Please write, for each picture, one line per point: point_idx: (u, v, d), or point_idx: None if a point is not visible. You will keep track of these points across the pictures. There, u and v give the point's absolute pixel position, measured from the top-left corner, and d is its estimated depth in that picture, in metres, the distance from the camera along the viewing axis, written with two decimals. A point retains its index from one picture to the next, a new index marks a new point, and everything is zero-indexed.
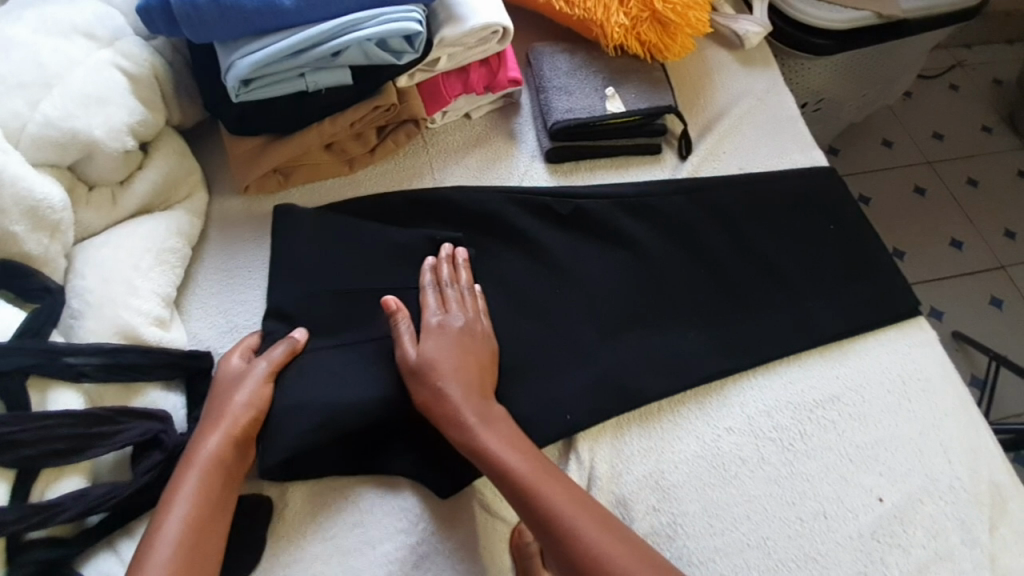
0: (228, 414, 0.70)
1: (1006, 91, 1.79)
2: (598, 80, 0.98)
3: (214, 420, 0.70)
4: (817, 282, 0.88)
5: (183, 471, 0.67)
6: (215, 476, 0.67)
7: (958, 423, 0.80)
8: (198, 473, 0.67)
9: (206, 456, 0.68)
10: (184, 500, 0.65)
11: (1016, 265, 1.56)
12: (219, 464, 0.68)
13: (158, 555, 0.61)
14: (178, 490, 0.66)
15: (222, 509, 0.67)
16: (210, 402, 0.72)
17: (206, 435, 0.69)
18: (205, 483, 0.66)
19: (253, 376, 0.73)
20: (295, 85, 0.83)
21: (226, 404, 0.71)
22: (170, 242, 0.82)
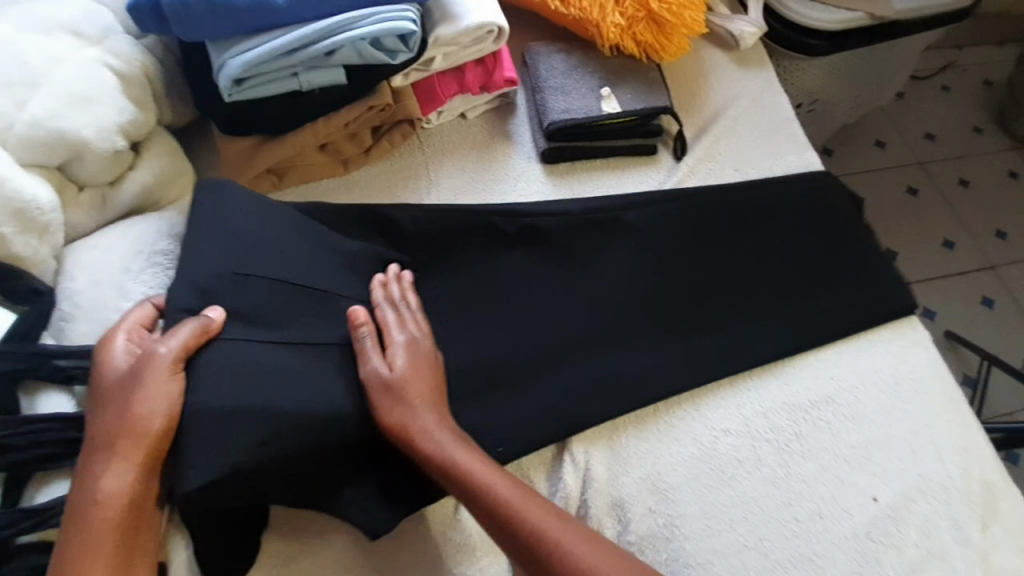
0: (131, 416, 0.62)
1: (997, 91, 1.80)
2: (594, 80, 0.97)
3: (117, 425, 0.61)
4: (813, 282, 0.88)
5: (79, 499, 0.60)
6: (125, 496, 0.60)
7: (951, 423, 0.81)
8: (103, 498, 0.60)
9: (107, 475, 0.60)
10: (89, 532, 0.59)
11: (1006, 265, 1.57)
12: (128, 483, 0.61)
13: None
14: (82, 521, 0.59)
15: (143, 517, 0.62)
16: (105, 406, 0.63)
17: (109, 445, 0.61)
18: (113, 508, 0.59)
19: (155, 370, 0.63)
20: (288, 85, 0.82)
21: (128, 405, 0.62)
22: (160, 243, 0.79)
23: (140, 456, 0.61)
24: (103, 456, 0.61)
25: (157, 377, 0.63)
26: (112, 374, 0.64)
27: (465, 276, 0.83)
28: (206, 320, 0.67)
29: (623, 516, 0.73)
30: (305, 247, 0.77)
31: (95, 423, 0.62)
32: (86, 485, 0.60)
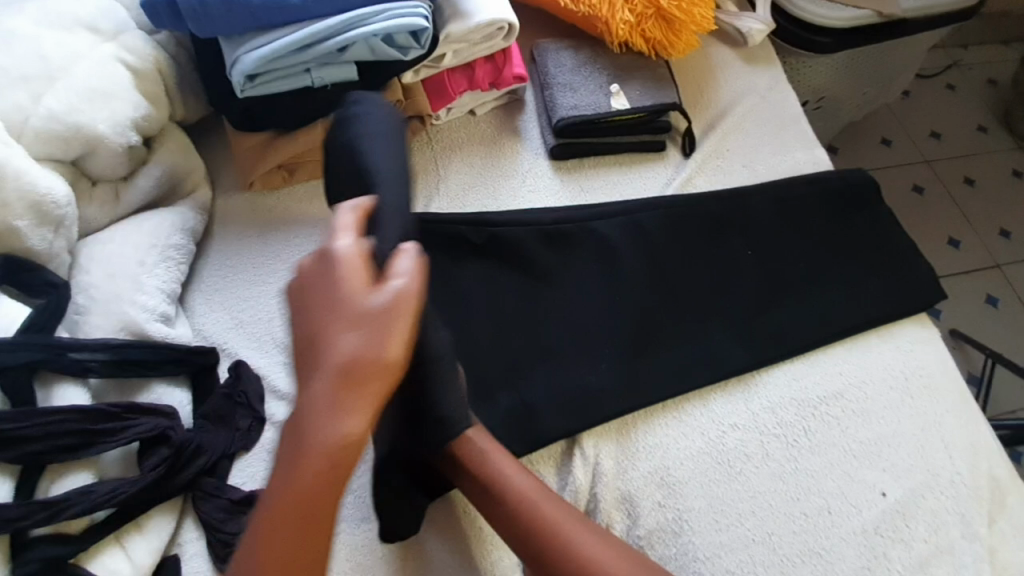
0: (371, 378, 0.50)
1: (1002, 91, 1.80)
2: (603, 77, 0.98)
3: (320, 393, 0.50)
4: (821, 278, 0.89)
5: (284, 447, 0.52)
6: (310, 459, 0.50)
7: (958, 418, 0.81)
8: (304, 457, 0.50)
9: (341, 428, 0.50)
10: (284, 491, 0.51)
11: (1011, 264, 1.58)
12: (307, 441, 0.50)
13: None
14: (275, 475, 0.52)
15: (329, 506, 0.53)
16: (340, 340, 0.50)
17: (346, 415, 0.50)
18: (301, 470, 0.50)
19: (360, 305, 0.51)
20: (300, 81, 0.82)
21: (375, 365, 0.50)
22: (174, 237, 0.81)
23: (324, 414, 0.50)
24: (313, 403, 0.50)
25: (376, 317, 0.51)
26: (332, 300, 0.52)
27: (476, 271, 0.83)
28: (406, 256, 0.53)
29: (632, 510, 0.74)
30: None
31: (325, 361, 0.50)
32: (291, 435, 0.51)
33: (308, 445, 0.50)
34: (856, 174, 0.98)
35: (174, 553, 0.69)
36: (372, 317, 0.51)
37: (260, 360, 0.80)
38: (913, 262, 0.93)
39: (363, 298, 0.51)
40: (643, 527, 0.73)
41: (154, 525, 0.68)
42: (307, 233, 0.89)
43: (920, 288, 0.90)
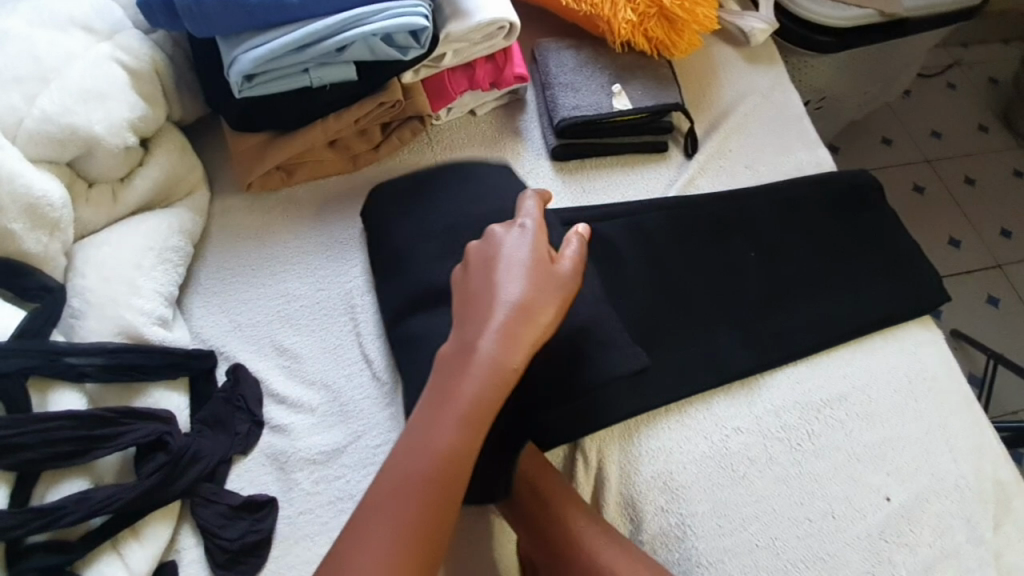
0: (542, 327, 0.63)
1: (1003, 90, 1.80)
2: (604, 76, 0.97)
3: (510, 332, 0.61)
4: (825, 280, 0.88)
5: (458, 373, 0.60)
6: (483, 381, 0.60)
7: (963, 421, 0.80)
8: (479, 379, 0.60)
9: (507, 357, 0.61)
10: (460, 411, 0.59)
11: (1013, 264, 1.57)
12: (488, 367, 0.60)
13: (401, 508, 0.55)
14: (449, 399, 0.59)
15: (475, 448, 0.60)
16: (516, 285, 0.63)
17: (513, 351, 0.61)
18: (479, 392, 0.60)
19: (546, 268, 0.66)
20: (299, 81, 0.82)
21: (546, 317, 0.63)
22: (172, 240, 0.80)
23: (507, 346, 0.61)
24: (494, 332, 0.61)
25: (556, 275, 0.66)
26: (505, 257, 0.65)
27: None
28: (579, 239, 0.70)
29: (634, 514, 0.74)
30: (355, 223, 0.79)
31: (507, 301, 0.62)
32: (464, 360, 0.61)
33: (488, 370, 0.60)
34: (859, 174, 0.97)
35: (172, 560, 0.68)
36: (551, 274, 0.66)
37: (259, 362, 0.79)
38: (916, 264, 0.92)
39: (560, 269, 0.66)
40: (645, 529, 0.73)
41: (151, 532, 0.67)
42: (309, 233, 0.89)
43: (924, 290, 0.89)
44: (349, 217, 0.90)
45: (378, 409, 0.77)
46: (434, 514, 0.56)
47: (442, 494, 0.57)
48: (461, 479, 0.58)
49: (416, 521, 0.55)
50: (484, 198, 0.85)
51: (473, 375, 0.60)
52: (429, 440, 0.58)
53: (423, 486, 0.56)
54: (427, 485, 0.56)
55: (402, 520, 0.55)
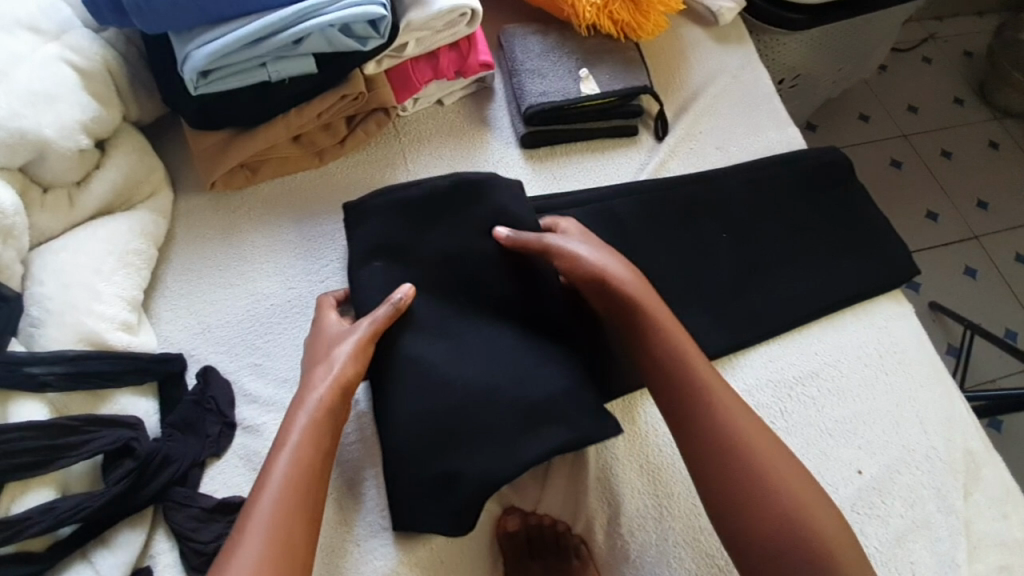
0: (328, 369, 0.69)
1: (977, 63, 1.81)
2: (571, 61, 0.96)
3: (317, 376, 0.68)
4: (796, 260, 0.88)
5: (286, 439, 0.64)
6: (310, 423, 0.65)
7: (933, 393, 0.81)
8: (317, 436, 0.65)
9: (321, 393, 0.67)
10: (290, 456, 0.63)
11: (988, 235, 1.59)
12: (320, 424, 0.65)
13: (238, 567, 0.56)
14: (273, 464, 0.62)
15: (310, 503, 0.61)
16: (343, 342, 0.70)
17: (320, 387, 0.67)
18: (304, 450, 0.63)
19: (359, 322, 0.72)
20: (257, 76, 0.80)
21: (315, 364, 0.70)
22: (134, 243, 0.79)
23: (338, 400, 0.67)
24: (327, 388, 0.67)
25: (365, 325, 0.71)
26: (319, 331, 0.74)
27: None
28: (403, 296, 0.72)
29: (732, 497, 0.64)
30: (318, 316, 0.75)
31: (331, 365, 0.68)
32: (293, 422, 0.65)
33: (320, 418, 0.66)
34: (830, 152, 0.97)
35: (147, 565, 0.67)
36: (370, 331, 0.71)
37: (230, 364, 0.78)
38: (887, 240, 0.92)
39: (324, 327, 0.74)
40: (632, 277, 0.74)
41: (122, 538, 0.66)
42: (277, 232, 0.88)
43: (894, 266, 0.90)
44: (320, 215, 0.89)
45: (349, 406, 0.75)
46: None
47: (287, 559, 0.58)
48: (300, 538, 0.59)
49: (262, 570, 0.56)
50: (466, 185, 0.82)
51: (302, 428, 0.65)
52: (262, 496, 0.60)
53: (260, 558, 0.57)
54: (270, 559, 0.57)
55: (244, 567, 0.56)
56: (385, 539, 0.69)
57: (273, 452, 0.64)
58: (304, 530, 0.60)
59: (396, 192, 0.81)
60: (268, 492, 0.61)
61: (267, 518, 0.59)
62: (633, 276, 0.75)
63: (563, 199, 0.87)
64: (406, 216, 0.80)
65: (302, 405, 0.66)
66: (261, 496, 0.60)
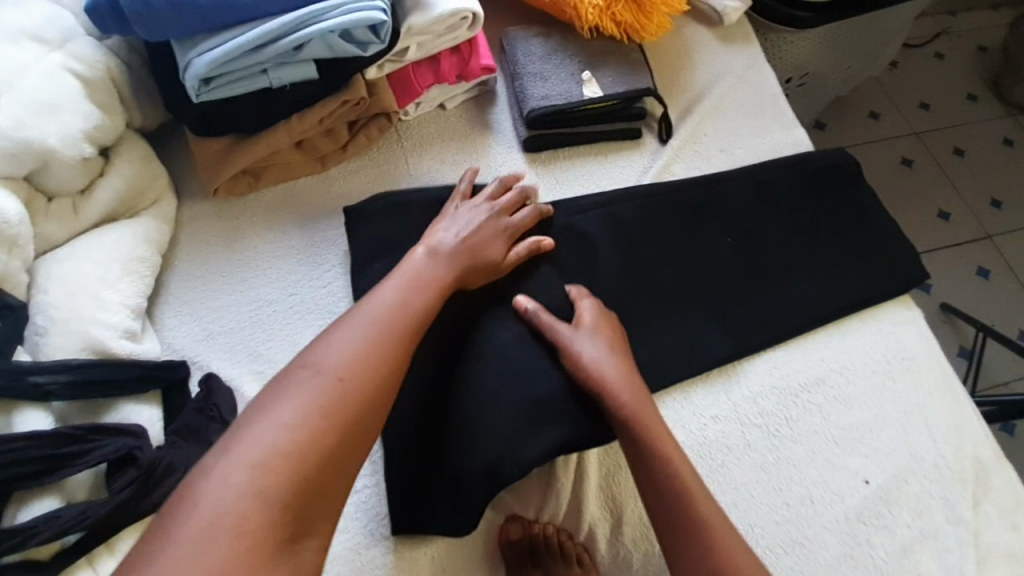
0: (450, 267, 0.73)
1: (991, 57, 1.77)
2: (574, 63, 0.95)
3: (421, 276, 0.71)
4: (802, 265, 0.87)
5: (359, 322, 0.65)
6: (389, 320, 0.66)
7: (943, 402, 0.80)
8: (374, 344, 0.63)
9: (407, 298, 0.68)
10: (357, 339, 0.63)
11: (1002, 234, 1.56)
12: (392, 324, 0.66)
13: (264, 422, 0.56)
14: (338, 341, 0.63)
15: (354, 400, 0.59)
16: (470, 249, 0.75)
17: (406, 291, 0.69)
18: (371, 344, 0.63)
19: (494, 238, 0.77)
20: (258, 82, 0.80)
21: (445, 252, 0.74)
22: (138, 250, 0.80)
23: (403, 314, 0.67)
24: (396, 299, 0.68)
25: (502, 249, 0.77)
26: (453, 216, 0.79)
27: None
28: (543, 243, 0.80)
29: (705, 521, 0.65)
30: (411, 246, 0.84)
31: (446, 272, 0.73)
32: (363, 314, 0.66)
33: (397, 322, 0.66)
34: (838, 154, 0.95)
35: None
36: (499, 258, 0.77)
37: (231, 370, 0.79)
38: (895, 243, 0.91)
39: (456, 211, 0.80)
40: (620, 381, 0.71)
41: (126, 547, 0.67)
42: (280, 237, 0.88)
43: (903, 270, 0.88)
44: (322, 221, 0.90)
45: None
46: (303, 465, 0.55)
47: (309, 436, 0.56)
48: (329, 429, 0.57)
49: (286, 432, 0.56)
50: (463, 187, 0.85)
51: (377, 317, 0.66)
52: (316, 362, 0.61)
53: (287, 435, 0.55)
54: (294, 425, 0.56)
55: (273, 420, 0.56)
56: (384, 548, 0.68)
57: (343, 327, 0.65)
58: (334, 420, 0.58)
59: (392, 197, 0.86)
60: (323, 358, 0.61)
61: (311, 385, 0.59)
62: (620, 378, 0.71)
63: (566, 204, 0.86)
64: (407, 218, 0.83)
65: (385, 296, 0.68)
66: (315, 360, 0.61)
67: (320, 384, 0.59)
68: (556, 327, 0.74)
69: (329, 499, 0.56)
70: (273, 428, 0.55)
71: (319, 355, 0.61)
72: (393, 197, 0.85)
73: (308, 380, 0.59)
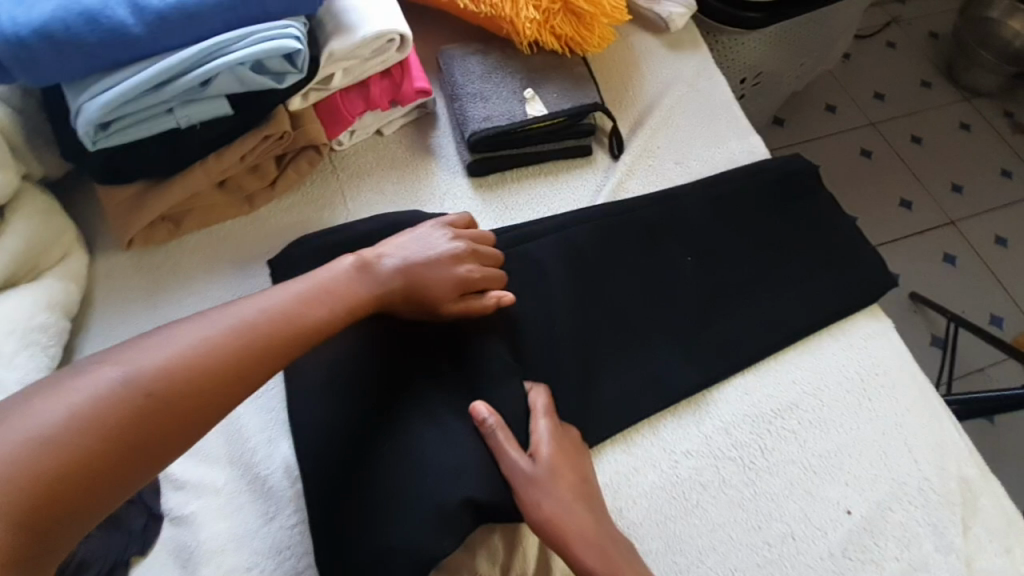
0: (378, 285, 0.67)
1: (942, 44, 1.78)
2: (515, 80, 0.89)
3: (344, 291, 0.65)
4: (767, 280, 0.83)
5: (225, 315, 0.58)
6: (260, 325, 0.58)
7: (921, 418, 0.76)
8: (212, 342, 0.56)
9: (296, 310, 0.61)
10: (211, 333, 0.56)
11: (965, 219, 1.56)
12: (261, 332, 0.58)
13: (61, 398, 0.49)
14: (189, 332, 0.56)
15: (169, 407, 0.52)
16: (410, 274, 0.69)
17: (299, 301, 0.62)
18: (222, 345, 0.56)
19: (440, 272, 0.70)
20: (163, 123, 0.72)
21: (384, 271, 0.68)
22: (40, 317, 0.71)
23: (274, 321, 0.59)
24: (272, 303, 0.60)
25: (446, 288, 0.70)
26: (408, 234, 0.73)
27: None
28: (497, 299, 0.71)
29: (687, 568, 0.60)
30: None
31: (366, 290, 0.67)
32: (236, 311, 0.59)
33: (269, 334, 0.58)
34: (796, 159, 0.92)
35: None
36: (439, 295, 0.70)
37: None
38: (859, 250, 0.88)
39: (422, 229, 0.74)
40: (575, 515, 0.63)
41: None
42: (204, 288, 0.80)
43: (869, 279, 0.85)
44: (251, 268, 0.82)
45: (290, 484, 0.69)
46: (80, 461, 0.48)
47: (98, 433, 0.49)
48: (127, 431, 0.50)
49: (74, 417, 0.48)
50: (402, 219, 0.81)
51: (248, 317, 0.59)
52: (152, 345, 0.54)
53: (73, 423, 0.48)
54: (86, 414, 0.49)
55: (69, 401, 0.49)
56: None
57: (208, 315, 0.58)
58: (138, 422, 0.50)
59: (325, 238, 0.79)
60: (161, 342, 0.54)
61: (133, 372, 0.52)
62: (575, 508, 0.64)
63: (515, 234, 0.81)
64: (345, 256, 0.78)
65: (270, 296, 0.61)
66: (154, 342, 0.54)
67: (132, 374, 0.52)
68: (514, 455, 0.65)
69: (90, 511, 0.48)
70: (40, 413, 0.48)
71: (143, 344, 0.54)
72: (329, 238, 0.79)
73: (113, 368, 0.52)
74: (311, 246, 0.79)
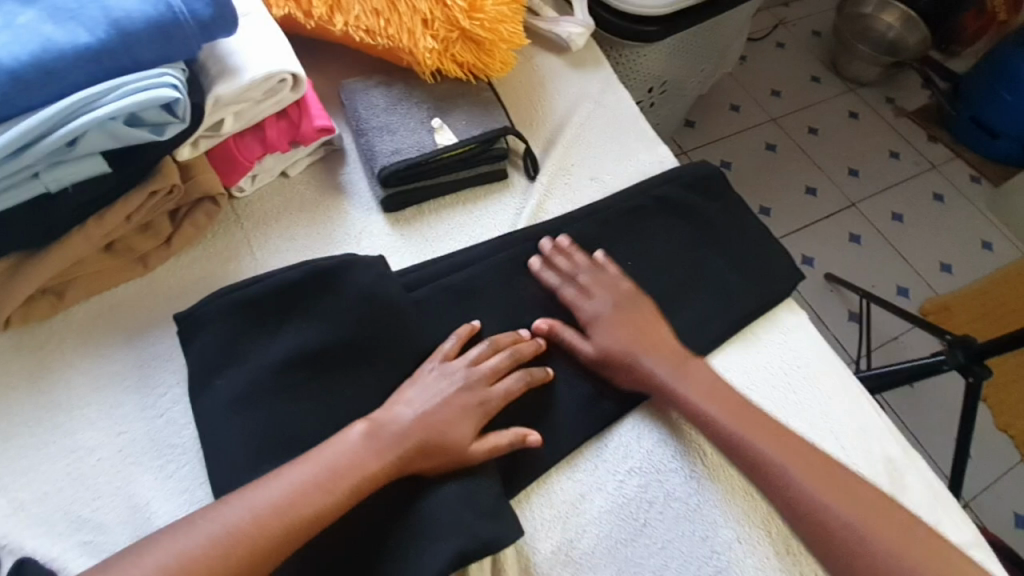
0: (393, 451, 0.64)
1: (825, 42, 1.93)
2: (422, 111, 0.88)
3: (344, 463, 0.62)
4: (689, 285, 0.85)
5: (204, 524, 0.57)
6: (243, 530, 0.57)
7: (843, 404, 0.80)
8: (189, 561, 0.55)
9: (288, 506, 0.59)
10: (189, 546, 0.56)
11: (865, 201, 1.68)
12: (243, 539, 0.57)
13: None
14: (168, 547, 0.56)
15: None
16: (431, 428, 0.66)
17: (291, 492, 0.59)
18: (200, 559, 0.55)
19: (454, 417, 0.67)
20: (28, 189, 0.65)
21: (398, 428, 0.65)
22: None
23: (267, 522, 0.58)
24: (264, 497, 0.59)
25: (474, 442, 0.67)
26: (427, 383, 0.69)
27: (309, 367, 0.70)
28: (527, 440, 0.69)
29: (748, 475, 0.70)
30: (263, 340, 0.71)
31: (375, 459, 0.63)
32: (217, 518, 0.57)
33: (251, 539, 0.57)
34: (703, 166, 0.95)
35: None
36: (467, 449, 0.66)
37: (51, 549, 0.63)
38: (771, 247, 0.92)
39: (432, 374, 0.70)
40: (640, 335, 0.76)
41: None
42: (101, 363, 0.73)
43: (782, 275, 0.89)
44: (153, 334, 0.75)
45: None
46: None
47: None
48: None
49: None
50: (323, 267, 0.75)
51: (229, 523, 0.57)
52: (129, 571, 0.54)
53: None
54: None
55: None
56: None
57: (188, 522, 0.57)
58: None
59: (229, 295, 0.73)
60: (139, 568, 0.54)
61: None
62: (630, 332, 0.76)
63: (435, 269, 0.79)
64: (257, 310, 0.72)
65: (254, 492, 0.59)
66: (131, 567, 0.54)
67: None
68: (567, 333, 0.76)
69: None
70: None
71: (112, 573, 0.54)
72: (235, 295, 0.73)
73: None
74: (215, 305, 0.72)
